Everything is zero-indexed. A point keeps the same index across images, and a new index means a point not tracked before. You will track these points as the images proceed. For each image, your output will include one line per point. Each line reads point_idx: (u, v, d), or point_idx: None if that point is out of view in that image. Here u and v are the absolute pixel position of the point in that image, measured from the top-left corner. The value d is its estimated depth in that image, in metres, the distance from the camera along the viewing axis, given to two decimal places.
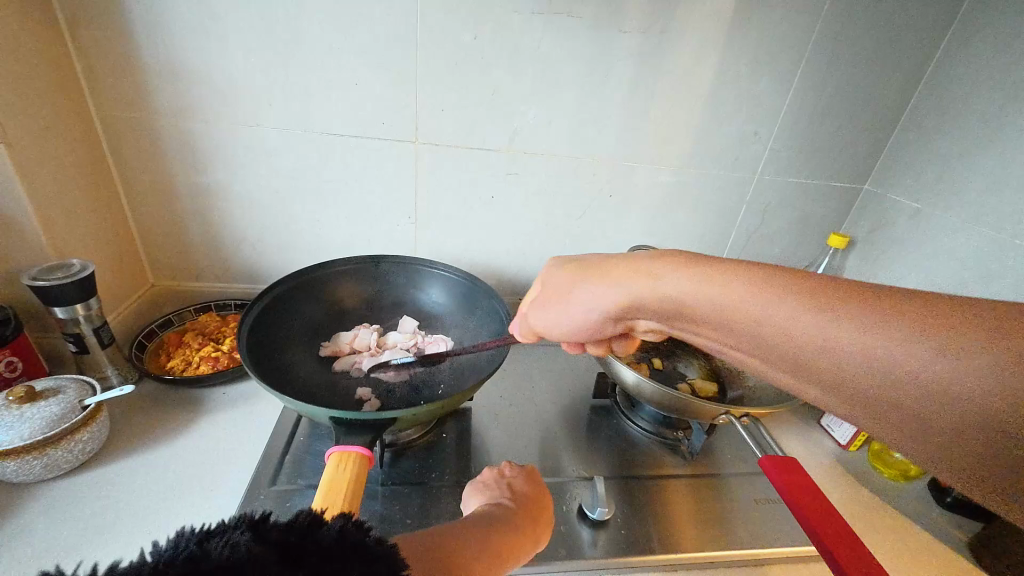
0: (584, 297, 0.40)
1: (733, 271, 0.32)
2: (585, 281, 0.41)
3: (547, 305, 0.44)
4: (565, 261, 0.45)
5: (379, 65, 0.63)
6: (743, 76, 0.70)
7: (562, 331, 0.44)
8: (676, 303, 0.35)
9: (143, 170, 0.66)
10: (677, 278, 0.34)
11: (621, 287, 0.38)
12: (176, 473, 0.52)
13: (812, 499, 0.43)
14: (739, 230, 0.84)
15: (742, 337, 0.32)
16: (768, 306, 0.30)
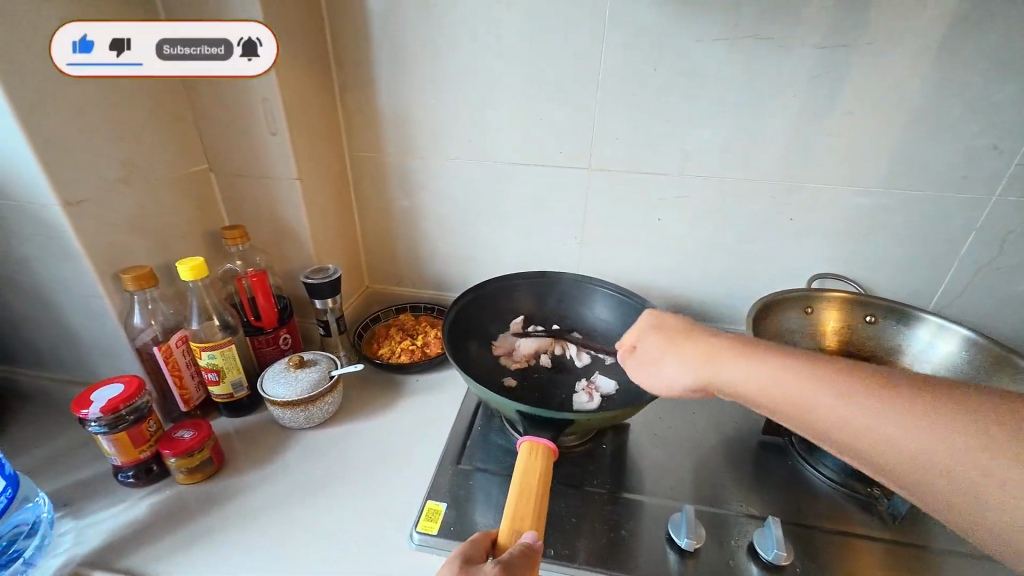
0: (688, 364, 0.40)
1: (810, 361, 0.34)
2: (660, 350, 0.43)
3: (637, 365, 0.46)
4: (660, 317, 0.46)
5: (563, 102, 0.71)
6: (978, 82, 0.60)
7: (660, 389, 0.44)
8: (748, 391, 0.36)
9: (372, 196, 0.84)
10: (774, 374, 0.34)
11: (682, 357, 0.41)
12: (385, 440, 0.64)
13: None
14: (963, 260, 0.71)
15: (815, 430, 0.33)
16: (817, 396, 0.32)
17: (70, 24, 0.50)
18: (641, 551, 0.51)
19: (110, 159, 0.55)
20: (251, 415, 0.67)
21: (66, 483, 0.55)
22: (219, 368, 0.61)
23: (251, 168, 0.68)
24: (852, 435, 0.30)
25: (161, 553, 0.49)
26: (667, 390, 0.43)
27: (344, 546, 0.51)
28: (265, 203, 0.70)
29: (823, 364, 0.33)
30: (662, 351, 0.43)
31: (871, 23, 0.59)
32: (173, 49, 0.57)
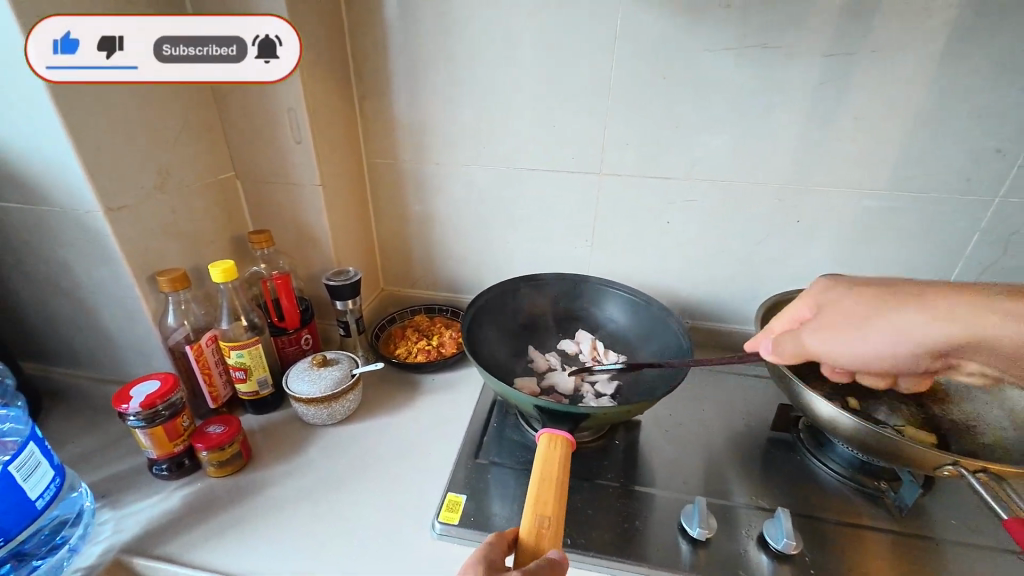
0: (886, 331, 0.43)
1: (1022, 305, 0.39)
2: (873, 305, 0.43)
3: (814, 325, 0.46)
4: (840, 283, 0.46)
5: (576, 111, 0.73)
6: (980, 89, 0.62)
7: (851, 357, 0.45)
8: (952, 339, 0.41)
9: (389, 201, 0.87)
10: (972, 313, 0.40)
11: (911, 313, 0.42)
12: (404, 437, 0.67)
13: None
14: (968, 261, 0.72)
15: (974, 350, 0.41)
16: (1007, 326, 0.39)
17: (52, 18, 0.48)
18: (653, 540, 0.53)
19: (144, 168, 0.58)
20: (275, 412, 0.70)
21: (102, 476, 0.58)
22: (247, 367, 0.64)
23: (276, 174, 0.71)
24: (1017, 347, 0.39)
25: (195, 541, 0.52)
26: (842, 354, 0.45)
27: (368, 536, 0.53)
28: (288, 208, 0.73)
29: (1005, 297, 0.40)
30: (859, 317, 0.44)
31: (874, 32, 0.61)
32: (177, 47, 0.58)
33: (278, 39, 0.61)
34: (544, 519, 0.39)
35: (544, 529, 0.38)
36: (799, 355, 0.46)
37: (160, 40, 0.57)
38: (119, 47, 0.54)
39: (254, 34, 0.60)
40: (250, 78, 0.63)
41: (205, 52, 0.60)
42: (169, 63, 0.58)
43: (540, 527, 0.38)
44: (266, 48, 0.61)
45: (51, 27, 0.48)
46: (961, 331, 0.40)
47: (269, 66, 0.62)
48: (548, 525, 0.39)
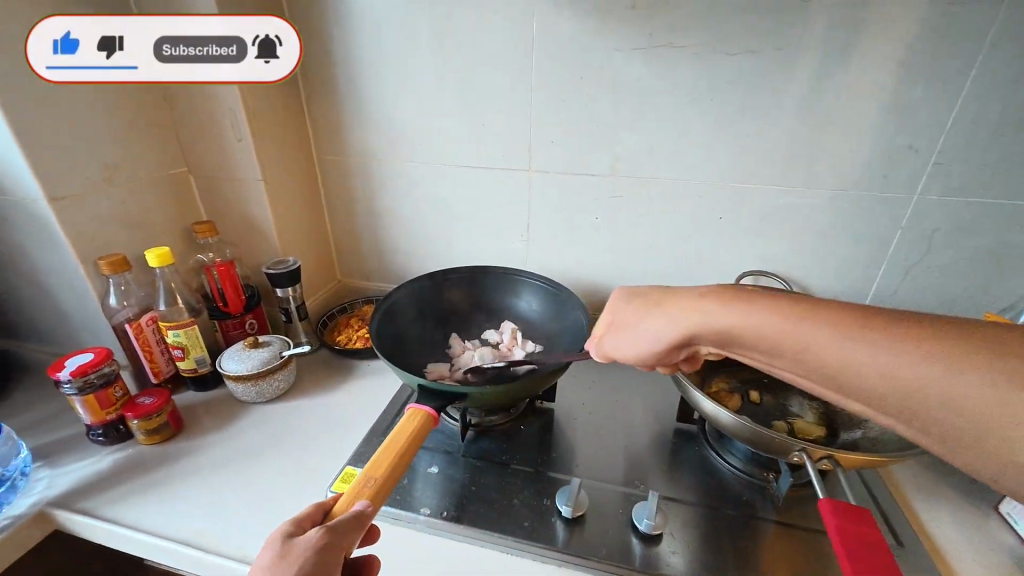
0: (651, 329, 0.45)
1: (822, 307, 0.36)
2: (639, 313, 0.47)
3: (613, 331, 0.50)
4: (632, 290, 0.49)
5: (503, 110, 0.77)
6: (886, 86, 0.62)
7: (633, 358, 0.48)
8: (744, 338, 0.39)
9: (339, 196, 0.92)
10: (732, 312, 0.39)
11: (664, 313, 0.44)
12: (327, 416, 0.71)
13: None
14: (892, 259, 0.71)
15: (801, 365, 0.37)
16: (849, 345, 0.34)
17: (53, 19, 0.59)
18: (533, 516, 0.54)
19: (94, 162, 0.65)
20: (214, 390, 0.75)
21: (47, 440, 0.64)
22: (184, 346, 0.69)
23: (223, 170, 0.77)
24: (818, 359, 0.35)
25: (115, 499, 0.57)
26: (626, 355, 0.48)
27: (270, 501, 0.57)
28: (236, 202, 0.79)
29: (779, 302, 0.38)
30: (638, 317, 0.47)
31: (776, 31, 0.63)
32: (176, 47, 0.67)
33: (278, 40, 0.71)
34: (371, 480, 0.43)
35: (367, 487, 0.42)
36: (609, 358, 0.51)
37: (161, 40, 0.67)
38: (119, 47, 0.65)
39: (254, 35, 0.69)
40: (239, 78, 0.70)
41: (204, 51, 0.68)
42: (168, 62, 0.68)
43: (363, 486, 0.42)
44: (265, 48, 0.71)
45: (53, 27, 0.59)
46: (710, 326, 0.41)
47: (268, 66, 0.71)
48: (372, 485, 0.42)
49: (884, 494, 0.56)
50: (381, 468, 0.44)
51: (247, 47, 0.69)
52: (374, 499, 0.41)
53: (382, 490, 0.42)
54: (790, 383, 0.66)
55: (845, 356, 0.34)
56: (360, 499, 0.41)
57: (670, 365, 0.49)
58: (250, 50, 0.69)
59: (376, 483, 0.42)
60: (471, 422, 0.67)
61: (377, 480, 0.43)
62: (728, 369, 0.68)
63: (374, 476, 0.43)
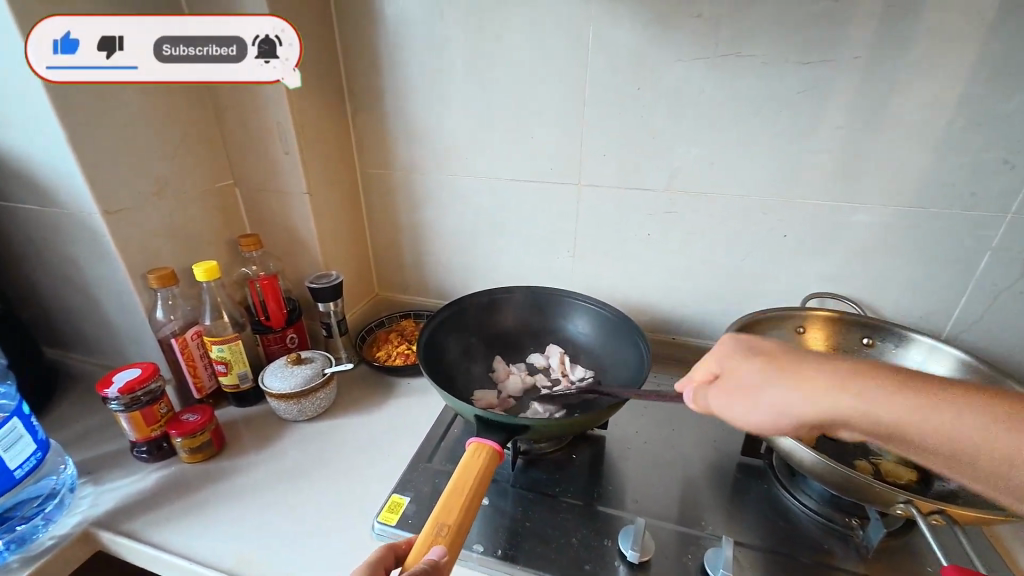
0: (776, 399, 0.39)
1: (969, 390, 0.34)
2: (751, 391, 0.40)
3: (725, 385, 0.42)
4: (744, 340, 0.43)
5: (553, 123, 0.74)
6: (980, 96, 0.57)
7: (747, 423, 0.41)
8: (874, 423, 0.36)
9: (381, 208, 0.90)
10: (890, 401, 0.35)
11: (791, 395, 0.38)
12: (369, 437, 0.68)
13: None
14: (979, 283, 0.66)
15: (934, 452, 0.35)
16: (986, 428, 0.33)
17: (57, 18, 0.55)
18: (592, 559, 0.50)
19: (143, 175, 0.65)
20: (255, 406, 0.74)
21: (91, 455, 0.64)
22: (228, 361, 0.68)
23: (268, 184, 0.77)
24: (955, 439, 0.33)
25: (157, 521, 0.55)
26: (743, 422, 0.41)
27: (314, 530, 0.55)
28: (281, 215, 0.79)
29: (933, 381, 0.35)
30: (758, 404, 0.40)
31: (858, 38, 0.58)
32: (177, 47, 0.64)
33: (278, 39, 0.66)
34: (442, 528, 0.39)
35: (439, 536, 0.38)
36: (708, 413, 0.45)
37: (161, 40, 0.63)
38: (119, 46, 0.60)
39: (254, 34, 0.65)
40: (241, 79, 0.68)
41: (206, 52, 0.66)
42: (169, 62, 0.64)
43: (436, 533, 0.38)
44: (266, 47, 0.66)
45: (52, 26, 0.54)
46: (833, 425, 0.37)
47: (269, 66, 0.67)
48: (445, 533, 0.39)
49: (983, 546, 0.50)
50: (453, 511, 0.40)
51: (250, 47, 0.66)
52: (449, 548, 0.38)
53: (455, 539, 0.39)
54: None
55: (929, 440, 0.34)
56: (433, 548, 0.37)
57: (776, 439, 0.43)
58: (250, 50, 0.66)
59: (448, 531, 0.39)
60: (520, 449, 0.64)
61: (450, 527, 0.39)
62: None
63: (445, 524, 0.39)
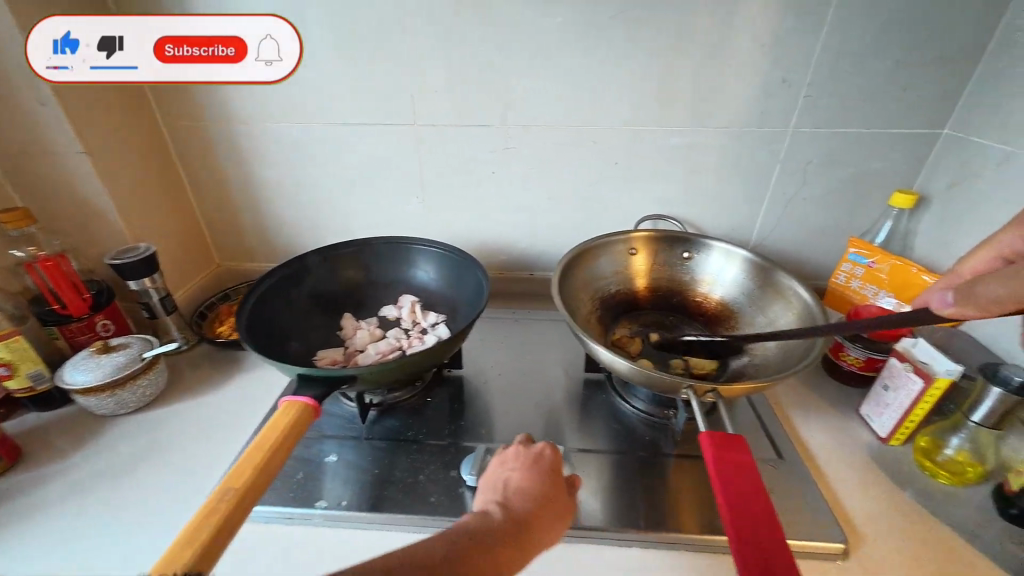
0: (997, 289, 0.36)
1: None
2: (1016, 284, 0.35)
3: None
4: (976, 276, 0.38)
5: (376, 56, 0.68)
6: (760, 16, 0.62)
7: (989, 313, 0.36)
8: None
9: (201, 167, 0.79)
10: None
11: None
12: (208, 418, 0.63)
13: (750, 483, 0.37)
14: (774, 194, 0.75)
15: None
16: None
17: (50, 20, 0.59)
18: (439, 490, 0.52)
19: None
20: (65, 408, 0.64)
21: None
22: (9, 362, 0.58)
23: (29, 146, 0.63)
24: None
25: None
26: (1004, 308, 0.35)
27: (139, 524, 0.50)
28: (56, 182, 0.65)
29: None
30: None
31: None
32: (178, 48, 0.68)
33: (273, 37, 0.67)
34: (228, 492, 0.36)
35: (225, 501, 0.35)
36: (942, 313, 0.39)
37: (161, 40, 0.67)
38: (119, 47, 0.66)
39: (251, 35, 0.67)
40: (241, 79, 0.71)
41: (210, 52, 0.69)
42: (169, 63, 0.69)
43: (219, 501, 0.35)
44: (264, 50, 0.69)
45: (52, 26, 0.59)
46: None
47: (269, 66, 0.69)
48: (231, 497, 0.36)
49: (771, 420, 0.61)
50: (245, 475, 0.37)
51: (248, 48, 0.68)
52: (233, 519, 0.35)
53: (245, 501, 0.36)
54: (686, 322, 0.68)
55: None
56: (211, 520, 0.34)
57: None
58: (252, 50, 0.68)
59: (236, 494, 0.36)
60: (371, 402, 0.63)
61: (239, 489, 0.36)
62: (627, 317, 0.68)
63: (233, 487, 0.36)
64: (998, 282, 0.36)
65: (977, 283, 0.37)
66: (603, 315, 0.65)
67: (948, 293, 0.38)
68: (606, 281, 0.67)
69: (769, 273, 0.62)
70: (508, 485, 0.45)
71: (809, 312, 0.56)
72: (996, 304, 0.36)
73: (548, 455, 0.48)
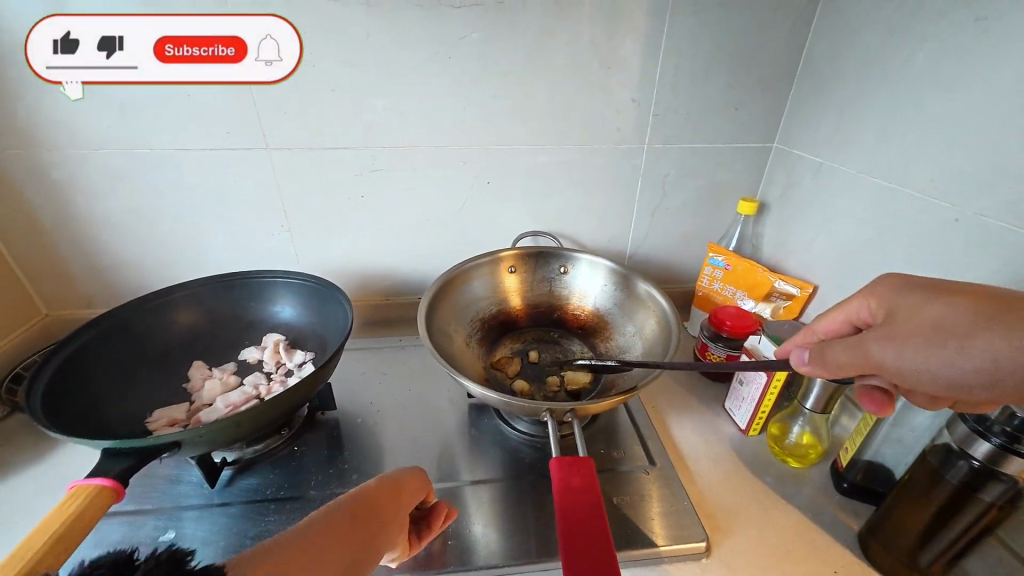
0: (833, 356, 0.36)
1: (954, 309, 0.32)
2: (845, 348, 0.36)
3: (991, 335, 0.30)
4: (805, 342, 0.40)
5: (212, 75, 0.62)
6: (605, 41, 0.65)
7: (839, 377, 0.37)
8: (913, 363, 0.33)
9: (5, 204, 0.67)
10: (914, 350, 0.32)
11: (897, 344, 0.33)
12: (14, 504, 0.52)
13: (589, 508, 0.38)
14: (640, 206, 0.79)
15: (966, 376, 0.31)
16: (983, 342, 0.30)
17: (51, 18, 0.57)
18: None
19: None
20: None
21: None
22: None
23: None
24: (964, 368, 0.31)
25: None
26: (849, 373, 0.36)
27: None
28: None
29: (940, 309, 0.33)
30: (936, 353, 0.32)
31: None
32: (178, 47, 0.60)
33: (274, 39, 0.60)
34: None
35: None
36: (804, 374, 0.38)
37: (161, 40, 0.59)
38: (118, 46, 0.59)
39: (252, 35, 0.60)
40: (239, 82, 0.62)
41: (210, 52, 0.60)
42: (169, 63, 0.61)
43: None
44: (265, 50, 0.61)
45: (51, 26, 0.58)
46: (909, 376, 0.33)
47: (269, 68, 0.62)
48: None
49: (646, 425, 0.63)
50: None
51: (248, 47, 0.61)
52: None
53: None
54: (564, 336, 0.69)
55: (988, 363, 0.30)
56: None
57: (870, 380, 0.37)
58: (252, 51, 0.61)
59: None
60: (224, 461, 0.56)
61: None
62: (506, 338, 0.68)
63: None
64: (843, 347, 0.36)
65: (826, 345, 0.37)
66: (480, 339, 0.64)
67: (805, 351, 0.38)
68: (481, 305, 0.66)
69: (630, 282, 0.65)
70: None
71: (666, 319, 0.59)
72: (841, 370, 0.36)
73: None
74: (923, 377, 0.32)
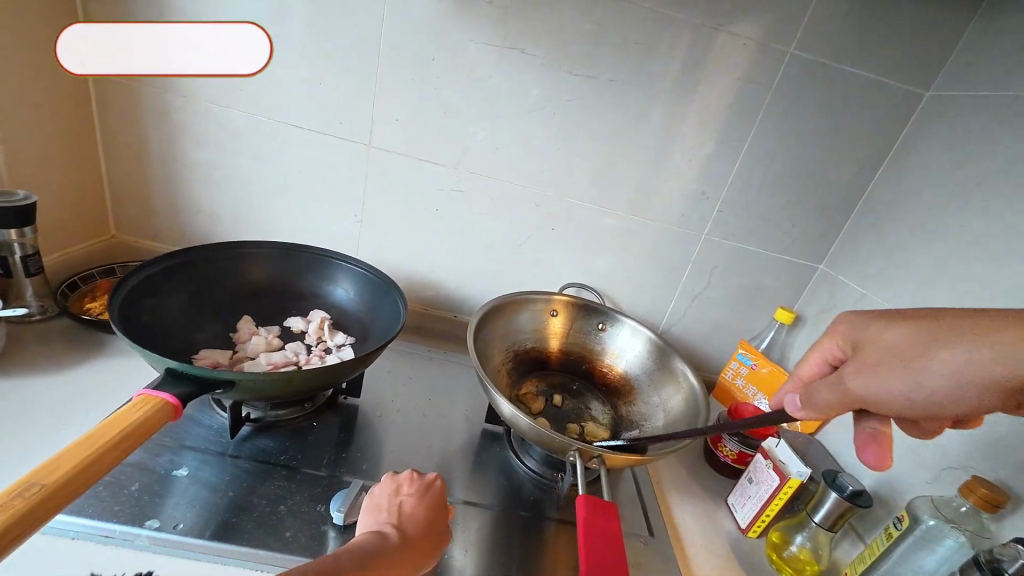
0: (821, 396, 0.36)
1: (903, 330, 0.34)
2: (829, 386, 0.36)
3: (938, 345, 0.32)
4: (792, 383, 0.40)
5: (345, 72, 0.69)
6: (690, 136, 0.72)
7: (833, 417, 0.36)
8: (887, 389, 0.33)
9: (123, 132, 0.73)
10: (887, 380, 0.33)
11: (871, 378, 0.34)
12: (43, 401, 0.54)
13: (613, 556, 0.39)
14: (684, 288, 0.83)
15: (930, 392, 0.32)
16: (935, 354, 0.32)
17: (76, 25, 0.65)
18: (296, 524, 0.47)
19: None
20: None
21: None
22: None
23: None
24: (928, 385, 0.32)
25: None
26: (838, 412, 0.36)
27: None
28: None
29: (890, 336, 0.35)
30: (904, 373, 0.33)
31: (613, 64, 0.68)
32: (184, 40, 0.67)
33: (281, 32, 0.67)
34: (32, 488, 0.30)
35: (24, 498, 0.30)
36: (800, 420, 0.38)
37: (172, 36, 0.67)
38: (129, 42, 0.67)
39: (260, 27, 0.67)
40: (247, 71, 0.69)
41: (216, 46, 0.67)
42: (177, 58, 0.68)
43: (14, 497, 0.29)
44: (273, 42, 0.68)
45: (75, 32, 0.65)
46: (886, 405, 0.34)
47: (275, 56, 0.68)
48: (34, 494, 0.30)
49: (649, 497, 0.63)
50: (61, 473, 0.32)
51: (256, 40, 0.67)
52: (20, 526, 0.29)
53: (51, 500, 0.31)
54: (588, 388, 0.71)
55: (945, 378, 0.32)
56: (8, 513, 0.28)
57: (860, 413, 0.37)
58: (258, 44, 0.67)
59: (42, 492, 0.31)
60: (248, 417, 0.57)
61: (48, 486, 0.31)
62: (535, 375, 0.70)
63: (39, 483, 0.31)
64: (827, 387, 0.36)
65: (811, 387, 0.37)
66: (512, 368, 0.67)
67: (795, 397, 0.38)
68: (521, 335, 0.69)
69: (665, 352, 0.67)
70: (399, 511, 0.45)
71: (694, 396, 0.61)
72: (833, 408, 0.36)
73: (438, 486, 0.49)
74: (907, 403, 0.33)
